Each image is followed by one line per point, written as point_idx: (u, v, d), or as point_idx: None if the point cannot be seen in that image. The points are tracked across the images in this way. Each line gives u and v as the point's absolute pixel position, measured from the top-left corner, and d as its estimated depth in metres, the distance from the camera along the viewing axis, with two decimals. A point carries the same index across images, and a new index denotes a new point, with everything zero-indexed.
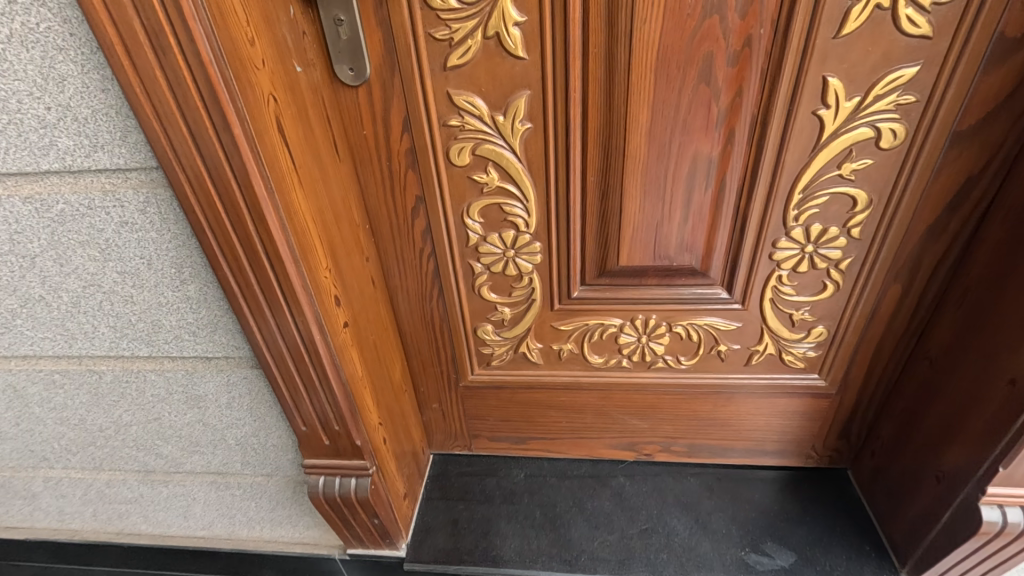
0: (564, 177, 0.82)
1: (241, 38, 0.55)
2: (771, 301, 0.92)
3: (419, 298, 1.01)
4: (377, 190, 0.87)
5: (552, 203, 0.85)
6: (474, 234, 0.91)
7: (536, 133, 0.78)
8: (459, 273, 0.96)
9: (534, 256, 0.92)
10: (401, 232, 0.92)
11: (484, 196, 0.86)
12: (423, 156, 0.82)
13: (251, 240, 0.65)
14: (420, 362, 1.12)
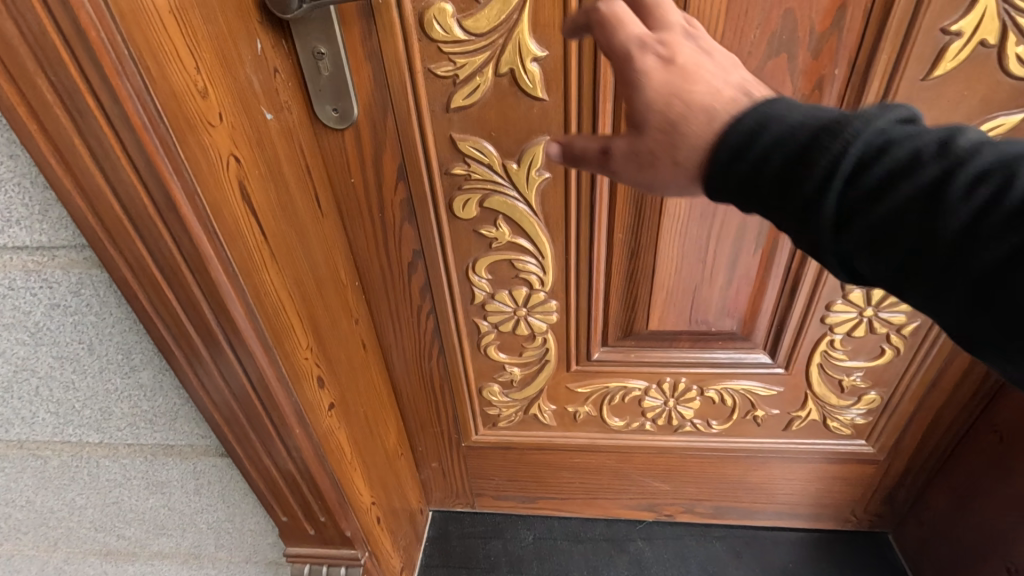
0: (586, 232, 0.70)
1: (186, 91, 0.43)
2: (819, 366, 0.81)
3: (416, 357, 0.88)
4: (367, 244, 0.74)
5: (572, 260, 0.73)
6: (480, 292, 0.79)
7: (555, 184, 0.66)
8: (462, 332, 0.84)
9: (550, 315, 0.80)
10: (396, 289, 0.79)
11: (493, 252, 0.74)
12: (421, 207, 0.70)
13: (210, 330, 0.53)
14: (418, 422, 1.00)
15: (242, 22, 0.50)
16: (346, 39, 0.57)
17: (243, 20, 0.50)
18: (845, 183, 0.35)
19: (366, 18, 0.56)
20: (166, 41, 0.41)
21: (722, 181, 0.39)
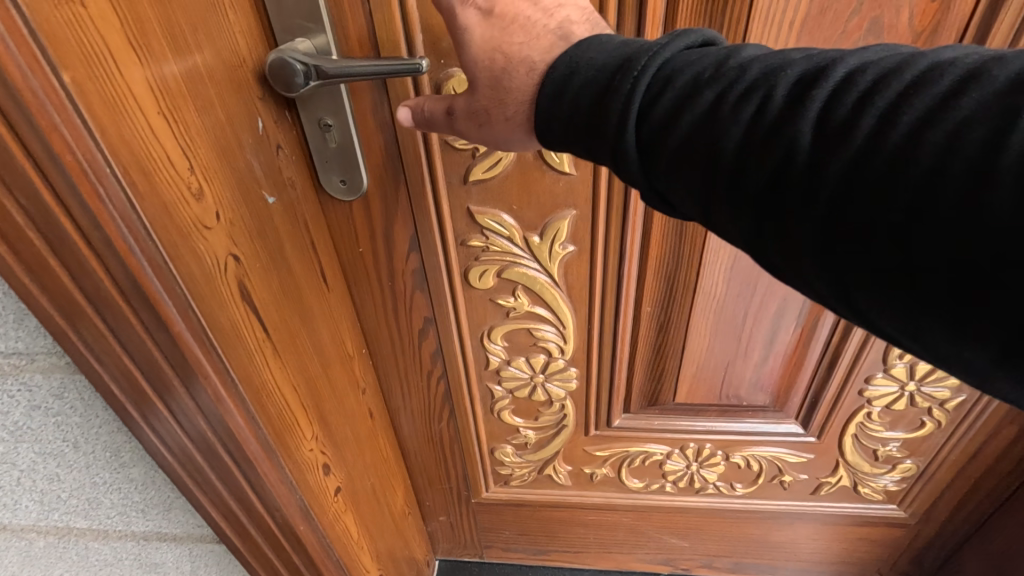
0: (611, 304, 0.65)
1: (177, 197, 0.38)
2: (853, 436, 0.76)
3: (426, 419, 0.83)
4: (376, 312, 0.69)
5: (595, 332, 0.68)
6: (495, 359, 0.74)
7: (580, 257, 0.61)
8: (475, 396, 0.79)
9: (569, 382, 0.75)
10: (405, 354, 0.74)
11: (510, 321, 0.69)
12: (435, 277, 0.65)
13: (207, 438, 0.48)
14: (425, 480, 0.94)
15: (241, 103, 0.44)
16: (356, 110, 0.52)
17: (243, 99, 0.44)
18: (684, 113, 0.35)
19: (378, 89, 0.51)
20: (154, 148, 0.36)
21: (565, 126, 0.40)
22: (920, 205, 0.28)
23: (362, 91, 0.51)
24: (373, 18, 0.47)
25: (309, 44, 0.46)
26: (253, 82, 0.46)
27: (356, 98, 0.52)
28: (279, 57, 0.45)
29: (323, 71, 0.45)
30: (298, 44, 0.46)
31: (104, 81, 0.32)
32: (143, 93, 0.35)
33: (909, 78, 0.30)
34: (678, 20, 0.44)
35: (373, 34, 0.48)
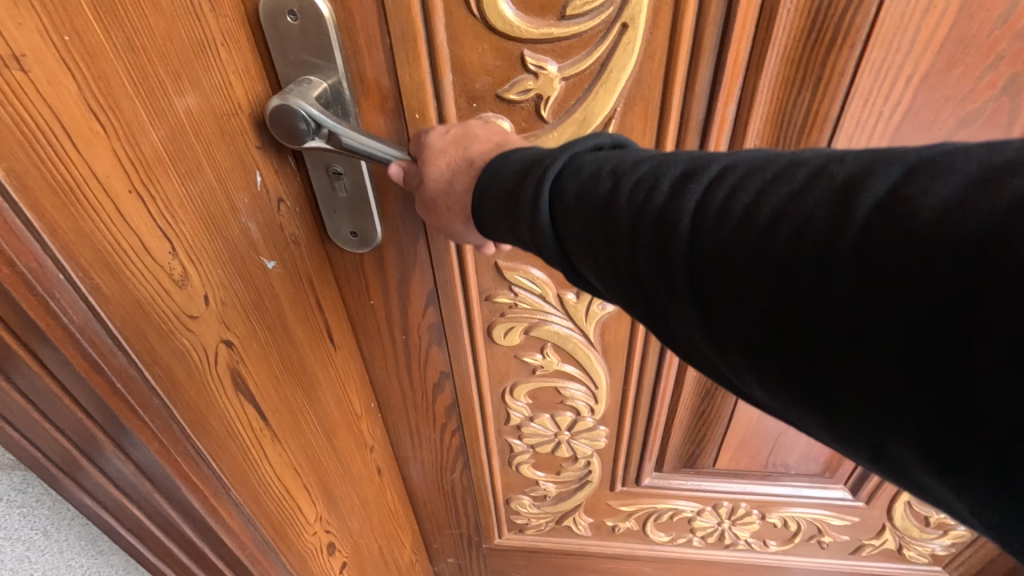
0: (651, 367, 0.58)
1: (154, 292, 0.31)
2: (905, 502, 0.70)
3: (437, 470, 0.76)
4: (387, 367, 0.62)
5: (631, 392, 0.61)
6: (517, 415, 0.67)
7: (620, 317, 0.55)
8: (492, 449, 0.73)
9: (597, 440, 0.68)
10: (417, 408, 0.67)
11: (536, 378, 0.62)
12: (454, 333, 0.58)
13: (187, 538, 0.42)
14: (433, 527, 0.88)
15: (235, 155, 0.36)
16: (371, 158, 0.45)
17: (236, 152, 0.36)
18: (553, 207, 0.32)
19: (398, 134, 0.44)
20: (121, 238, 0.29)
21: (488, 222, 0.36)
22: (783, 312, 0.23)
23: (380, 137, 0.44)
24: (394, 55, 0.39)
25: (322, 90, 0.39)
26: (251, 132, 0.37)
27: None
28: (281, 105, 0.36)
29: (335, 134, 0.38)
30: (309, 89, 0.38)
31: (52, 168, 0.25)
32: (109, 171, 0.28)
33: (775, 171, 0.26)
34: (761, 70, 0.37)
35: (393, 73, 0.40)
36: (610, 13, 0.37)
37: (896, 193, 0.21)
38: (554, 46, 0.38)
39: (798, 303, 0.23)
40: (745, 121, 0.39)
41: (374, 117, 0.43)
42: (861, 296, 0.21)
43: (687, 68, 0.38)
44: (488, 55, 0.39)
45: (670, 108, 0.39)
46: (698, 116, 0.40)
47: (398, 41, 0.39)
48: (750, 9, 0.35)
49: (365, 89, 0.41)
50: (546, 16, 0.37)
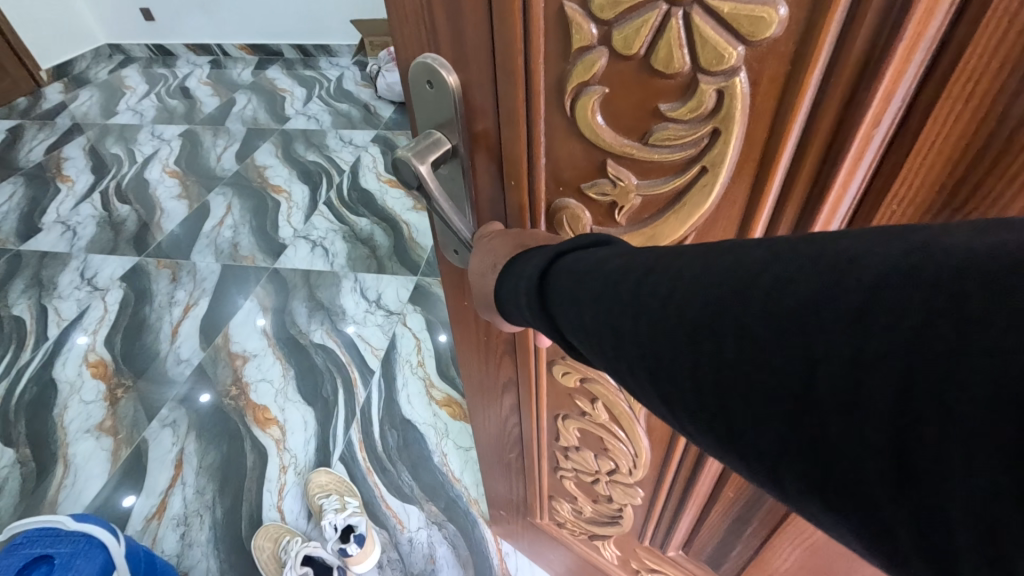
0: (695, 458, 0.56)
1: None
2: None
3: (500, 444, 0.82)
4: (467, 352, 0.67)
5: (668, 476, 0.60)
6: (567, 440, 0.68)
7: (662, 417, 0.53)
8: (541, 454, 0.77)
9: (631, 494, 0.68)
10: (485, 392, 0.72)
11: (586, 421, 0.62)
12: (523, 356, 0.59)
13: None
14: (492, 482, 0.97)
15: None
16: (472, 200, 0.48)
17: None
18: (559, 296, 0.36)
19: (499, 190, 0.46)
20: None
21: (505, 292, 0.41)
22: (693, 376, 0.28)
23: (484, 186, 0.47)
24: (501, 130, 0.41)
25: (444, 148, 0.43)
26: None
27: (476, 190, 0.47)
28: (394, 154, 0.42)
29: (426, 186, 0.43)
30: (432, 147, 0.43)
31: None
32: None
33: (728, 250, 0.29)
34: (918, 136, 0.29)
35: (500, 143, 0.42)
36: (691, 153, 0.36)
37: (807, 294, 0.24)
38: (635, 163, 0.38)
39: (717, 356, 0.27)
40: (882, 177, 0.32)
41: (482, 169, 0.46)
42: (761, 362, 0.25)
43: (775, 204, 0.36)
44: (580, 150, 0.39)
45: (757, 215, 0.36)
46: (808, 175, 0.33)
47: (504, 115, 0.40)
48: (853, 173, 0.32)
49: (474, 145, 0.44)
50: (628, 137, 0.37)
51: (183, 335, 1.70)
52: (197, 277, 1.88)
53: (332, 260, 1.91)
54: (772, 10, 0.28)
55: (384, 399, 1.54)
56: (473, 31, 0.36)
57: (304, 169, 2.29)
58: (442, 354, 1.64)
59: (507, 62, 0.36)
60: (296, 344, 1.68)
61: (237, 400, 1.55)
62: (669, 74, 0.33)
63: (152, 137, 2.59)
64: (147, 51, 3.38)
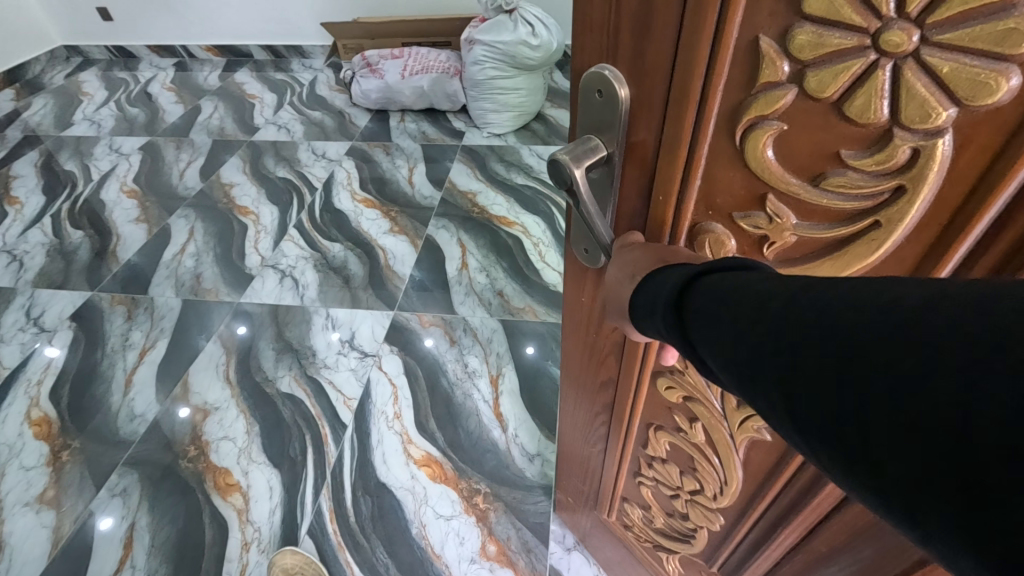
0: (792, 496, 0.52)
1: None
2: None
3: (581, 439, 0.77)
4: (571, 342, 0.61)
5: (759, 507, 0.56)
6: (653, 449, 0.64)
7: (769, 448, 0.49)
8: (624, 455, 0.70)
9: (712, 518, 0.64)
10: (580, 391, 0.68)
11: (680, 438, 0.58)
12: (629, 362, 0.54)
13: None
14: (566, 469, 0.91)
15: None
16: (614, 210, 0.45)
17: None
18: (699, 316, 0.33)
19: (642, 204, 0.43)
20: None
21: (638, 312, 0.38)
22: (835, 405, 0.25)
23: (629, 197, 0.43)
24: (663, 138, 0.37)
25: (599, 154, 0.41)
26: None
27: (620, 199, 0.44)
28: (552, 156, 0.40)
29: (576, 191, 0.40)
30: (588, 152, 0.40)
31: None
32: None
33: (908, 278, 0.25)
34: None
35: (656, 161, 0.39)
36: (864, 205, 0.33)
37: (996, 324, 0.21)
38: (798, 203, 0.35)
39: (864, 389, 0.24)
40: None
41: (631, 179, 0.42)
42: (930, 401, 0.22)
43: (955, 268, 0.32)
44: (740, 176, 0.36)
45: (939, 270, 0.32)
46: (1005, 248, 0.30)
47: (667, 137, 0.37)
48: None
49: (629, 156, 0.41)
50: (801, 179, 0.34)
51: (138, 384, 1.54)
52: (156, 315, 1.71)
53: (302, 294, 1.78)
54: (1001, 77, 0.25)
55: (358, 460, 1.40)
56: (657, 50, 0.34)
57: (272, 187, 2.13)
58: (421, 403, 1.51)
59: (683, 87, 0.34)
60: (262, 395, 1.54)
61: (196, 462, 1.41)
62: (860, 123, 0.30)
63: (110, 151, 2.33)
64: (108, 53, 3.06)
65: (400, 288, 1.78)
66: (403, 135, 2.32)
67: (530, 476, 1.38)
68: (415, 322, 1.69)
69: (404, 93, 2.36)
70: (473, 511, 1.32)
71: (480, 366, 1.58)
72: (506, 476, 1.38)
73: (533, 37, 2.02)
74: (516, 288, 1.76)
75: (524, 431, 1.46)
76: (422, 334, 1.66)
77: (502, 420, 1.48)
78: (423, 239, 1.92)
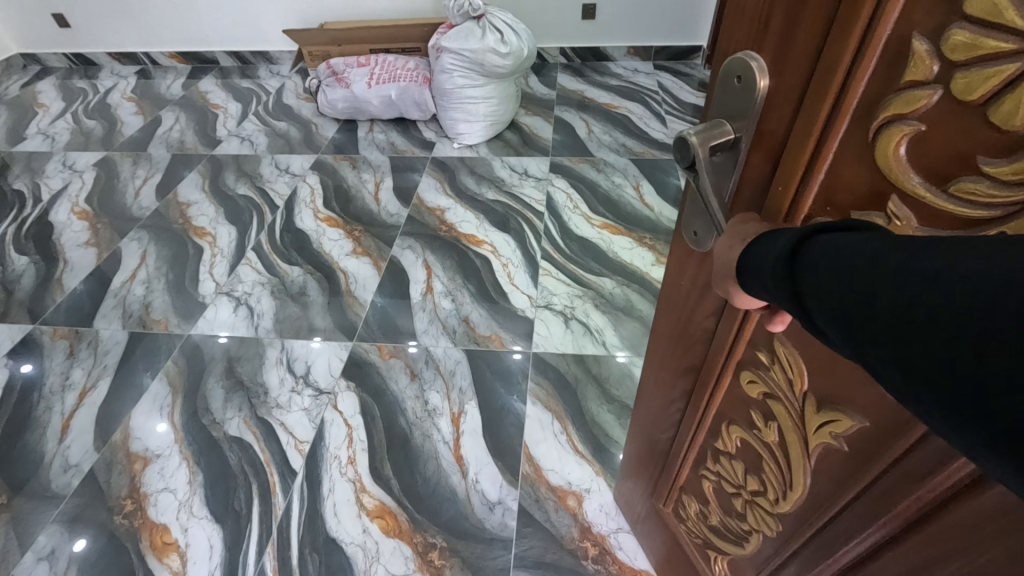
0: (857, 511, 0.47)
1: None
2: None
3: (653, 421, 0.79)
4: (665, 320, 0.64)
5: (821, 520, 0.52)
6: (722, 442, 0.63)
7: (842, 457, 0.46)
8: (692, 443, 0.70)
9: (768, 523, 0.60)
10: (662, 369, 0.70)
11: (754, 437, 0.56)
12: (717, 347, 0.55)
13: None
14: (630, 450, 0.93)
15: None
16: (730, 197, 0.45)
17: None
18: (813, 272, 0.32)
19: (760, 193, 0.43)
20: None
21: (754, 280, 0.37)
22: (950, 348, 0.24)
23: (747, 185, 0.44)
24: (793, 128, 0.38)
25: (726, 138, 0.42)
26: None
27: (739, 186, 0.44)
28: (680, 134, 0.42)
29: (698, 170, 0.42)
30: (717, 135, 0.42)
31: None
32: None
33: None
34: None
35: (782, 152, 0.40)
36: (990, 215, 0.30)
37: None
38: (920, 204, 0.33)
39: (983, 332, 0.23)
40: None
41: (753, 168, 0.43)
42: None
43: None
44: (865, 169, 0.35)
45: None
46: None
47: (798, 126, 0.38)
48: None
49: (755, 143, 0.42)
50: (926, 179, 0.32)
51: (75, 430, 1.40)
52: (99, 350, 1.57)
53: (256, 324, 1.65)
54: None
55: (307, 512, 1.28)
56: (804, 41, 0.35)
57: (232, 206, 2.00)
58: (376, 446, 1.38)
59: (824, 78, 0.35)
60: (208, 441, 1.39)
61: (130, 519, 1.26)
62: (1002, 129, 0.28)
63: (63, 168, 2.17)
64: (67, 61, 2.85)
65: (360, 317, 1.66)
66: (372, 147, 2.26)
67: (490, 527, 1.26)
68: (374, 353, 1.57)
69: (372, 103, 2.31)
70: (427, 569, 1.20)
71: (441, 403, 1.46)
72: (465, 529, 1.25)
73: (502, 45, 2.02)
74: (483, 313, 1.66)
75: (486, 476, 1.33)
76: (382, 367, 1.54)
77: (462, 464, 1.35)
78: (387, 261, 1.82)
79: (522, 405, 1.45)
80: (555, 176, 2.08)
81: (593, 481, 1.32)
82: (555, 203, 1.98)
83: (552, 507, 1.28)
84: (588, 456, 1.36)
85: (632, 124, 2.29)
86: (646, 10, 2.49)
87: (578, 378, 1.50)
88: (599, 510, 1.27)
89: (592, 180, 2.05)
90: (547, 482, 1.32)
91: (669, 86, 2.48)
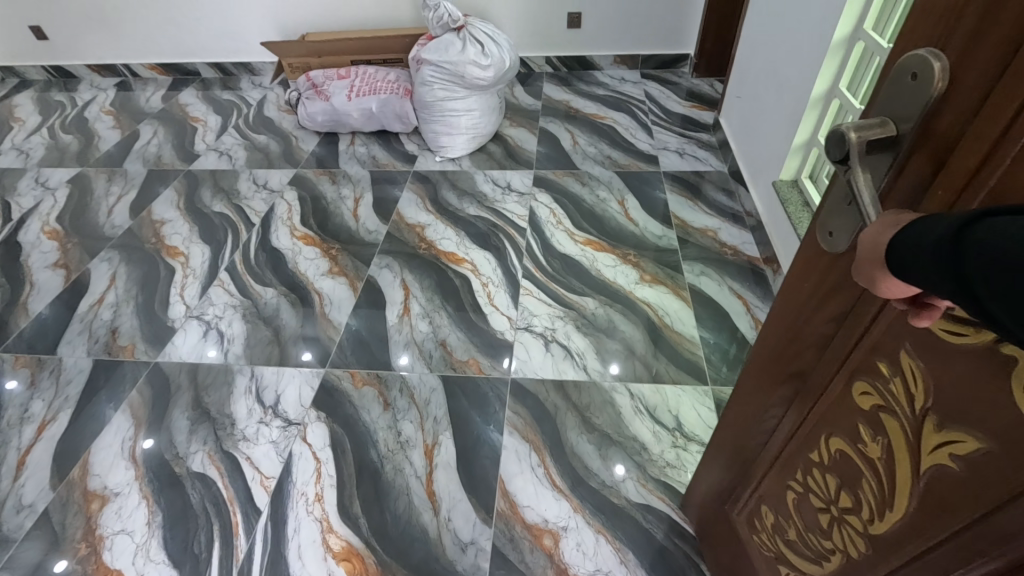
0: (969, 537, 0.43)
1: None
2: None
3: (746, 424, 0.79)
4: (775, 324, 0.65)
5: (921, 548, 0.48)
6: (817, 451, 0.62)
7: (959, 482, 0.42)
8: (786, 450, 0.70)
9: (855, 544, 0.58)
10: (763, 371, 0.71)
11: (856, 451, 0.54)
12: (831, 352, 0.55)
13: None
14: (714, 449, 0.95)
15: None
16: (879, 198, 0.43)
17: None
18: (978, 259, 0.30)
19: (919, 195, 0.40)
20: None
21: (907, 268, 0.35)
22: None
23: (903, 185, 0.41)
24: (970, 128, 0.35)
25: (886, 136, 0.40)
26: None
27: (890, 184, 0.42)
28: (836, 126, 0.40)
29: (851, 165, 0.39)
30: (877, 132, 0.40)
31: None
32: None
33: None
34: None
35: (951, 153, 0.37)
36: None
37: None
38: None
39: None
40: None
41: (915, 168, 0.40)
42: None
43: None
44: None
45: None
46: None
47: (975, 129, 0.35)
48: None
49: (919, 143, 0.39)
50: None
51: (31, 466, 1.29)
52: (62, 378, 1.45)
53: (226, 349, 1.54)
54: None
55: (270, 555, 1.19)
56: (999, 41, 0.32)
57: (206, 224, 1.88)
58: (345, 480, 1.30)
59: (1016, 77, 0.32)
60: (170, 478, 1.28)
61: (83, 565, 1.15)
62: None
63: (36, 185, 2.02)
64: (45, 74, 2.72)
65: (335, 341, 1.58)
66: (352, 161, 2.19)
67: (462, 569, 1.18)
68: (347, 381, 1.48)
69: (352, 117, 2.25)
70: None
71: (414, 434, 1.38)
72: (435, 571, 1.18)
73: (483, 56, 2.04)
74: (460, 336, 1.60)
75: (459, 513, 1.26)
76: (355, 397, 1.45)
77: (435, 500, 1.28)
78: (364, 281, 1.75)
79: (498, 436, 1.39)
80: (539, 190, 2.08)
81: (571, 518, 1.26)
82: (539, 219, 1.98)
83: (527, 547, 1.21)
84: (566, 491, 1.30)
85: (619, 136, 2.33)
86: (635, 19, 2.57)
87: (558, 407, 1.44)
88: (576, 549, 1.21)
89: (575, 195, 2.06)
90: (523, 520, 1.25)
91: (656, 96, 2.56)
